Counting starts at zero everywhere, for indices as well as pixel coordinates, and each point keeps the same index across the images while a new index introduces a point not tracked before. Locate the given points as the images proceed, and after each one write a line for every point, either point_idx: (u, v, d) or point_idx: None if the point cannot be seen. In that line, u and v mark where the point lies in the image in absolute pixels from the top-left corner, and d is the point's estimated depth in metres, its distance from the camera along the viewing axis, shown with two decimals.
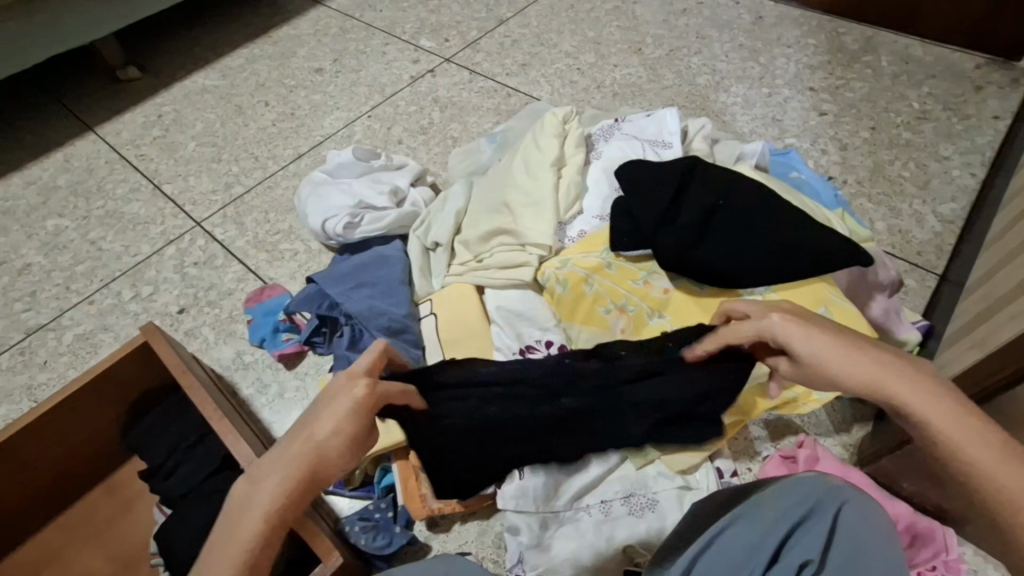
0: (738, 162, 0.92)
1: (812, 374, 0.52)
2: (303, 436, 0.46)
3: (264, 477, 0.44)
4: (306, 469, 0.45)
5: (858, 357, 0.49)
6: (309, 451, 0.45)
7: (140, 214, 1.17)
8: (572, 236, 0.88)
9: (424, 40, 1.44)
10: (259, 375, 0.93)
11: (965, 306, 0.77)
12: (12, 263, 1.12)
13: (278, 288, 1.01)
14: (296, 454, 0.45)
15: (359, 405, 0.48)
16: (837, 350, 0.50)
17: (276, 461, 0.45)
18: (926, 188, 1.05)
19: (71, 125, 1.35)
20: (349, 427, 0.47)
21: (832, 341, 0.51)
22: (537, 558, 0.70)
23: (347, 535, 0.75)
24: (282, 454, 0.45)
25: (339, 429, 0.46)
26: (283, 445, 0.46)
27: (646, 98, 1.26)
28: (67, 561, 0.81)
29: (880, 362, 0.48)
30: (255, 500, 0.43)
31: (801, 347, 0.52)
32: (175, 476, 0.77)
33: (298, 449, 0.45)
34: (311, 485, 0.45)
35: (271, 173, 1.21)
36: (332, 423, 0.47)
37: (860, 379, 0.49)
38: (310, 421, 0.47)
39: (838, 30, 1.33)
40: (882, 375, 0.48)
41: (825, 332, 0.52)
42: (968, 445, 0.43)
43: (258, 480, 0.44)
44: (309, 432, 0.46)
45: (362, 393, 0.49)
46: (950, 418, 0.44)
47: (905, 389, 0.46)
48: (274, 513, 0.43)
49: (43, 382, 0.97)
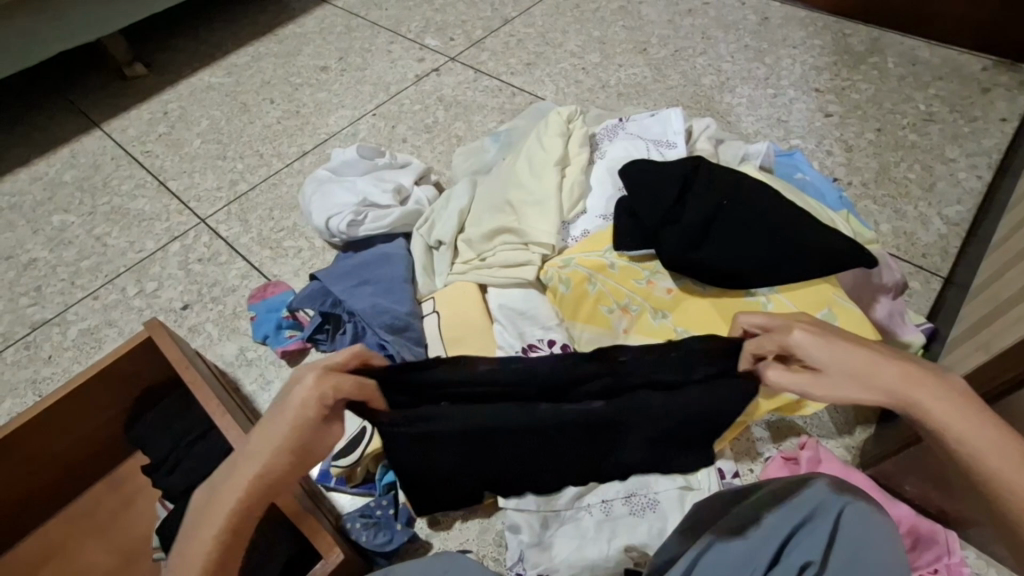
0: (743, 163, 0.91)
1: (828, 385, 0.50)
2: (266, 437, 0.45)
3: (232, 480, 0.44)
4: (270, 470, 0.44)
5: (884, 366, 0.48)
6: (272, 452, 0.45)
7: (145, 210, 1.18)
8: (576, 235, 0.87)
9: (429, 38, 1.44)
10: (262, 372, 0.94)
11: (970, 308, 0.76)
12: (19, 258, 1.13)
13: (281, 284, 1.01)
14: (261, 456, 0.44)
15: (324, 398, 0.47)
16: (864, 361, 0.49)
17: (239, 463, 0.44)
18: (931, 191, 1.05)
19: (78, 121, 1.36)
20: (310, 424, 0.46)
21: (857, 351, 0.49)
22: (537, 557, 0.71)
23: (348, 532, 0.75)
24: (247, 456, 0.45)
25: (300, 430, 0.45)
26: (248, 444, 0.46)
27: (650, 98, 1.25)
28: (70, 555, 0.81)
29: (901, 371, 0.48)
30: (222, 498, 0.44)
31: (817, 356, 0.50)
32: (177, 471, 0.77)
33: (262, 450, 0.45)
34: (276, 483, 0.45)
35: (276, 170, 1.21)
36: (292, 423, 0.46)
37: (885, 391, 0.47)
38: (279, 417, 0.46)
39: (844, 31, 1.33)
40: (906, 387, 0.47)
41: (842, 341, 0.50)
42: (993, 458, 0.43)
43: (224, 482, 0.44)
44: (271, 433, 0.45)
45: (323, 393, 0.47)
46: (977, 430, 0.44)
47: (931, 399, 0.46)
48: (237, 512, 0.43)
49: (48, 376, 0.97)
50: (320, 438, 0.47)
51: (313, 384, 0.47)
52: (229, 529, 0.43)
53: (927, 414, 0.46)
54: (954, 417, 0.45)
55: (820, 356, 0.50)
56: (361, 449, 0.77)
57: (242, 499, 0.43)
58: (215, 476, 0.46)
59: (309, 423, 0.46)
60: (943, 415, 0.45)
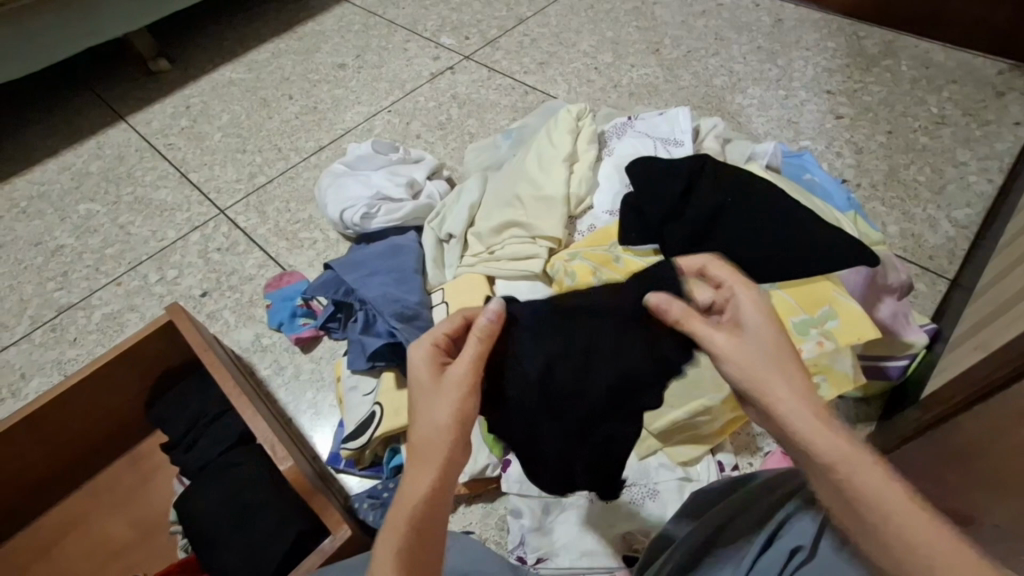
0: (749, 162, 0.92)
1: (756, 369, 0.49)
2: (420, 400, 0.50)
3: (429, 455, 0.47)
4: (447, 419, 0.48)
5: (792, 390, 0.48)
6: (446, 408, 0.48)
7: (167, 200, 1.22)
8: (583, 231, 0.91)
9: (445, 37, 1.47)
10: (276, 357, 0.97)
11: (973, 309, 0.76)
12: (46, 244, 1.17)
13: (296, 274, 1.05)
14: (438, 408, 0.48)
15: (465, 363, 0.50)
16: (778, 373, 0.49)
17: (425, 422, 0.48)
18: (941, 194, 1.05)
19: (104, 114, 1.41)
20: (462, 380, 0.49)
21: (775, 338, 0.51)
22: (538, 540, 0.74)
23: (356, 512, 0.78)
24: (418, 416, 0.49)
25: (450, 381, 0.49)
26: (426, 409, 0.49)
27: (661, 98, 1.27)
28: (92, 525, 0.85)
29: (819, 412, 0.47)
30: (423, 455, 0.47)
31: (752, 322, 0.52)
32: (196, 448, 0.80)
33: (436, 403, 0.49)
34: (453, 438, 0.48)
35: (294, 164, 1.24)
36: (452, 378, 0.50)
37: (798, 426, 0.47)
38: (439, 387, 0.49)
39: (859, 34, 1.33)
40: (813, 423, 0.47)
41: (769, 332, 0.51)
42: (895, 513, 0.43)
43: (417, 470, 0.47)
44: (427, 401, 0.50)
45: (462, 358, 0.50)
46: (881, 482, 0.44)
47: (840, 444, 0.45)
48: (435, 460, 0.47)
49: (73, 357, 1.01)
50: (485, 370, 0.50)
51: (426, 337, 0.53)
52: (427, 510, 0.45)
53: (840, 468, 0.45)
54: (864, 467, 0.45)
55: (732, 334, 0.51)
56: (371, 432, 0.79)
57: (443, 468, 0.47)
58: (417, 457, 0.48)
59: (431, 374, 0.51)
60: (860, 466, 0.45)
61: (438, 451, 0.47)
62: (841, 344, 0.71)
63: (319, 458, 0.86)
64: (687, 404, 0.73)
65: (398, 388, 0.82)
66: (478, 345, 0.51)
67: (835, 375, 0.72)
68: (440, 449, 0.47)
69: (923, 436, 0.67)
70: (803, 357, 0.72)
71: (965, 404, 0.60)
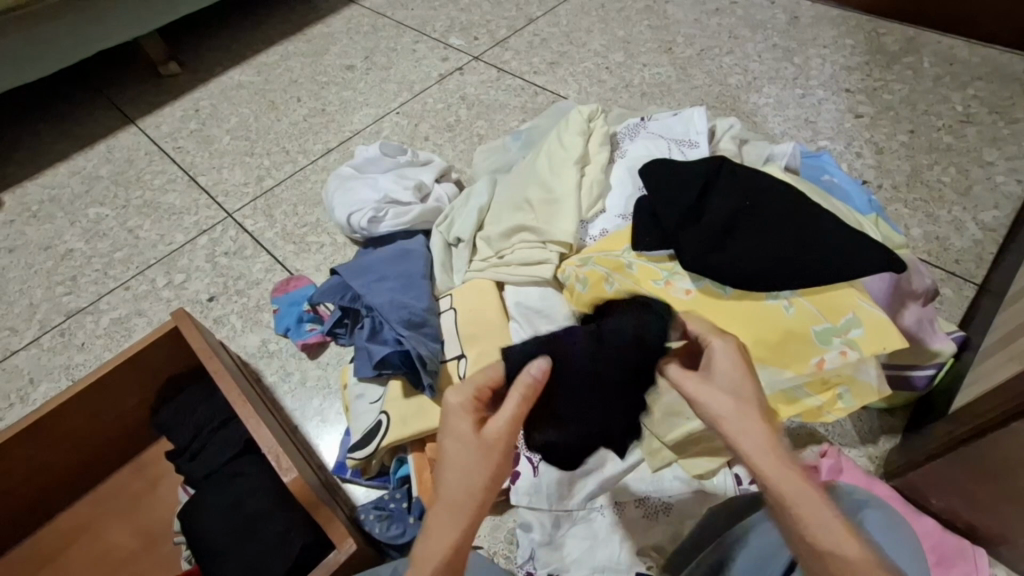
0: (767, 163, 0.89)
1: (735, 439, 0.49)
2: (451, 458, 0.50)
3: (457, 509, 0.48)
4: (477, 482, 0.49)
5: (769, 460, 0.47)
6: (476, 469, 0.49)
7: (176, 204, 1.21)
8: (594, 235, 0.87)
9: (454, 38, 1.45)
10: (283, 364, 0.96)
11: (1005, 316, 0.73)
12: (56, 248, 1.17)
13: (303, 279, 1.04)
14: (468, 472, 0.49)
15: (487, 444, 0.50)
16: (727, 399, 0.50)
17: (458, 495, 0.49)
18: (967, 194, 1.01)
19: (115, 118, 1.41)
20: (490, 445, 0.50)
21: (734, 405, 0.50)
22: (548, 556, 0.72)
23: (361, 523, 0.77)
24: (452, 474, 0.49)
25: (500, 438, 0.50)
26: (464, 463, 0.50)
27: (674, 98, 1.24)
28: (100, 531, 0.84)
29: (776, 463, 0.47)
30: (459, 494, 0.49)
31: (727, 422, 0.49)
32: (202, 457, 0.79)
33: (467, 468, 0.49)
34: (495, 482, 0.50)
35: (302, 167, 1.23)
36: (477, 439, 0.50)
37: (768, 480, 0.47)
38: (460, 456, 0.50)
39: (879, 30, 1.29)
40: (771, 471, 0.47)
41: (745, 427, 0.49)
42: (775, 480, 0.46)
43: (446, 516, 0.48)
44: (467, 452, 0.50)
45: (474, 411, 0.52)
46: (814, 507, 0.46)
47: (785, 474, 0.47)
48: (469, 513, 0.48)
49: (81, 362, 1.01)
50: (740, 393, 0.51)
51: (468, 392, 0.53)
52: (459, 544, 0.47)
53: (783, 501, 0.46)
54: (771, 451, 0.48)
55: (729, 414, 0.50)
56: (378, 441, 0.78)
57: (471, 525, 0.48)
58: (456, 503, 0.49)
59: (473, 426, 0.51)
60: (763, 451, 0.48)
61: (473, 499, 0.49)
62: (865, 353, 0.68)
63: (326, 468, 0.85)
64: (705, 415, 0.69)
65: (406, 396, 0.80)
66: (520, 401, 0.51)
67: (858, 386, 0.70)
68: (475, 495, 0.49)
69: (955, 449, 0.63)
70: (826, 367, 0.70)
71: (1002, 420, 0.57)
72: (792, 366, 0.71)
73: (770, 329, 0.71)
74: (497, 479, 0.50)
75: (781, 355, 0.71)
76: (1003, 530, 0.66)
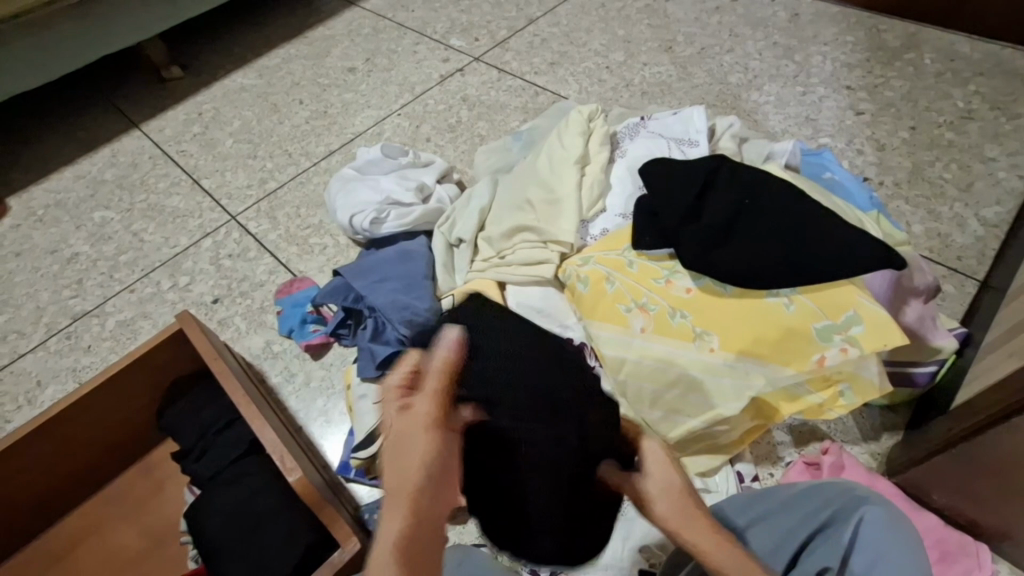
0: (767, 161, 0.89)
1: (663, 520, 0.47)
2: (389, 448, 0.44)
3: (397, 500, 0.41)
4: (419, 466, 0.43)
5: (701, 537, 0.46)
6: (415, 450, 0.43)
7: (180, 207, 1.22)
8: (595, 234, 0.88)
9: (454, 39, 1.45)
10: (286, 365, 0.96)
11: (1006, 312, 0.73)
12: (62, 252, 1.18)
13: (306, 280, 1.04)
14: (408, 456, 0.43)
15: (426, 424, 0.44)
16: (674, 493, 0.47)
17: (398, 482, 0.42)
18: (969, 191, 1.01)
19: (119, 122, 1.42)
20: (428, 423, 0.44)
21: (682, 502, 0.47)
22: None
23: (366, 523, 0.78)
24: (390, 464, 0.43)
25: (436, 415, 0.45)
26: (399, 448, 0.43)
27: (675, 97, 1.24)
28: (108, 531, 0.85)
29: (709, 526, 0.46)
30: (399, 485, 0.42)
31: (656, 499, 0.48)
32: (207, 457, 0.80)
33: (407, 453, 0.43)
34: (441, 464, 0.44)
35: (304, 169, 1.24)
36: (412, 421, 0.44)
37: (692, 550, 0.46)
38: (397, 442, 0.44)
39: (879, 27, 1.29)
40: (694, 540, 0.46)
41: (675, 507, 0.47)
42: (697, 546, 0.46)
43: (388, 509, 0.41)
44: (402, 437, 0.44)
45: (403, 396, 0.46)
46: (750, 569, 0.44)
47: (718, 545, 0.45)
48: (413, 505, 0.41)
49: (87, 365, 1.02)
50: (673, 482, 0.48)
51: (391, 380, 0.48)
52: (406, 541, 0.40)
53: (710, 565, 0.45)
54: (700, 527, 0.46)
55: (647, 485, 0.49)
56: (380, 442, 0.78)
57: (416, 516, 0.41)
58: (398, 496, 0.41)
59: (398, 409, 0.45)
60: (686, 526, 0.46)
61: (416, 487, 0.42)
62: (867, 350, 0.69)
63: (330, 467, 0.86)
64: (704, 412, 0.73)
65: None
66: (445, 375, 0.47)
67: (860, 383, 0.71)
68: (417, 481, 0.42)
69: (959, 444, 0.63)
70: (827, 364, 0.70)
71: (1004, 415, 0.57)
72: (794, 364, 0.71)
73: (770, 327, 0.71)
74: (442, 462, 0.44)
75: (782, 353, 0.71)
76: (1007, 527, 0.66)
